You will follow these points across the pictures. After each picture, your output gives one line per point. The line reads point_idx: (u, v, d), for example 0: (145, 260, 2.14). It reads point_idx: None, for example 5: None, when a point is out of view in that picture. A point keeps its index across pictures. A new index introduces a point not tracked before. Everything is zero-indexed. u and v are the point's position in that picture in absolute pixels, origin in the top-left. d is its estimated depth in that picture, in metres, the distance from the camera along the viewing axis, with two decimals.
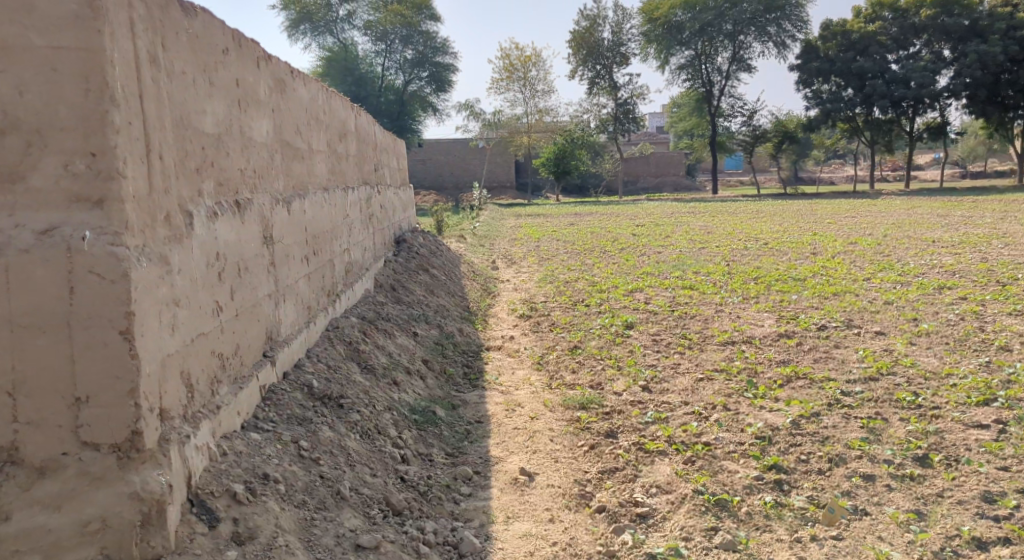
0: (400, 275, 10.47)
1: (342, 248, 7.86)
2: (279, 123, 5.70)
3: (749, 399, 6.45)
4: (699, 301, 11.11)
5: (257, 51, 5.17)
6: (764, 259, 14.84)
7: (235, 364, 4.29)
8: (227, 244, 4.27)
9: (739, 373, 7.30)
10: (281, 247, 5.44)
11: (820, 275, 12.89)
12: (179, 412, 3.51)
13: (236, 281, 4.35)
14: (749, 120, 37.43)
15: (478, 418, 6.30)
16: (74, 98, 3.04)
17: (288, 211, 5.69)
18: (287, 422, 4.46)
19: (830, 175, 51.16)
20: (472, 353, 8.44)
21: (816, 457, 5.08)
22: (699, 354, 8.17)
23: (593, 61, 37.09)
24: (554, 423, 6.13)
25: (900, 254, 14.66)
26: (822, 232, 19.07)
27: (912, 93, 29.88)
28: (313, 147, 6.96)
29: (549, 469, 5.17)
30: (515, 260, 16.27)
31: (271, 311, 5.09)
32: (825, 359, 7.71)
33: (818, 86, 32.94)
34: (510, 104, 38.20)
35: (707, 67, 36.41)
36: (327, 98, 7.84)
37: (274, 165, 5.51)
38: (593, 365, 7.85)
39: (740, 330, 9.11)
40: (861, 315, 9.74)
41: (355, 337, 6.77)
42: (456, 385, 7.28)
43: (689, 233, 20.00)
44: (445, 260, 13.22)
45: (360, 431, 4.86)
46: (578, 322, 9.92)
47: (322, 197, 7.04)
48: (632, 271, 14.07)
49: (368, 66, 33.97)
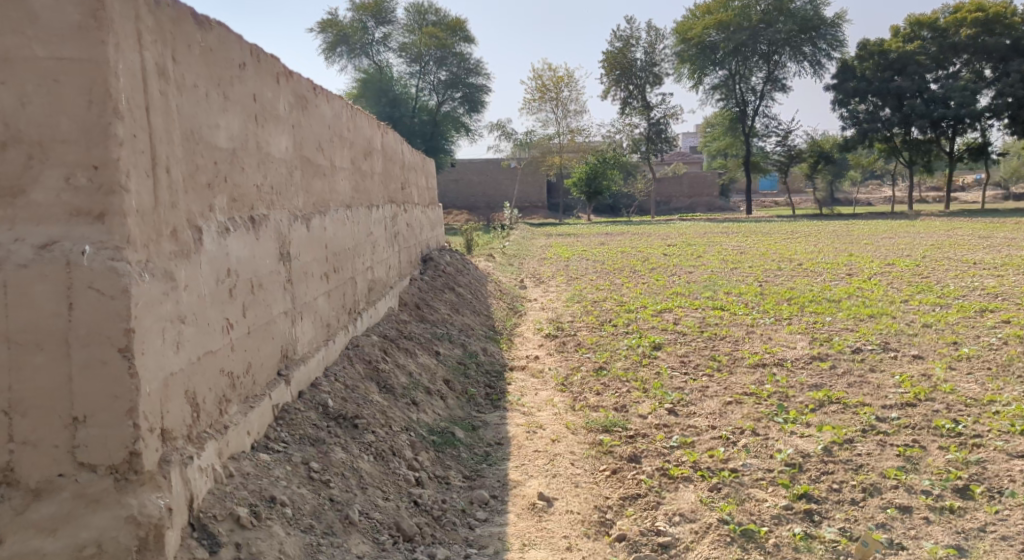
0: (425, 294, 10.38)
1: (365, 266, 7.78)
2: (300, 139, 5.64)
3: (778, 423, 6.24)
4: (729, 322, 10.89)
5: (276, 66, 5.12)
6: (798, 280, 14.56)
7: (246, 383, 4.19)
8: (241, 260, 4.18)
9: (769, 397, 7.09)
10: (299, 265, 5.36)
11: (856, 296, 12.61)
12: (184, 432, 3.44)
13: (249, 299, 4.26)
14: (784, 140, 37.08)
15: (498, 440, 6.15)
16: (77, 110, 3.02)
17: (307, 228, 5.61)
18: (299, 443, 4.35)
19: (867, 196, 50.46)
20: (495, 373, 8.31)
21: (849, 486, 4.88)
22: (728, 376, 7.96)
23: (625, 81, 37.00)
24: (575, 447, 5.97)
25: (940, 276, 14.32)
26: (858, 253, 18.73)
27: (952, 113, 29.45)
28: (336, 165, 6.90)
29: (568, 494, 5.01)
30: (544, 279, 16.14)
31: (287, 329, 5.00)
32: (860, 383, 7.48)
33: (855, 106, 32.57)
34: (542, 124, 38.24)
35: (741, 86, 36.16)
36: (353, 116, 7.80)
37: (293, 182, 5.43)
38: (618, 386, 7.68)
39: (771, 352, 8.89)
40: (898, 338, 9.46)
41: (374, 355, 6.68)
42: (477, 405, 7.15)
43: (721, 253, 19.74)
44: (472, 279, 13.12)
45: (374, 453, 4.74)
46: (605, 342, 9.75)
47: (344, 215, 6.97)
48: (663, 291, 13.87)
49: (402, 88, 34.14)
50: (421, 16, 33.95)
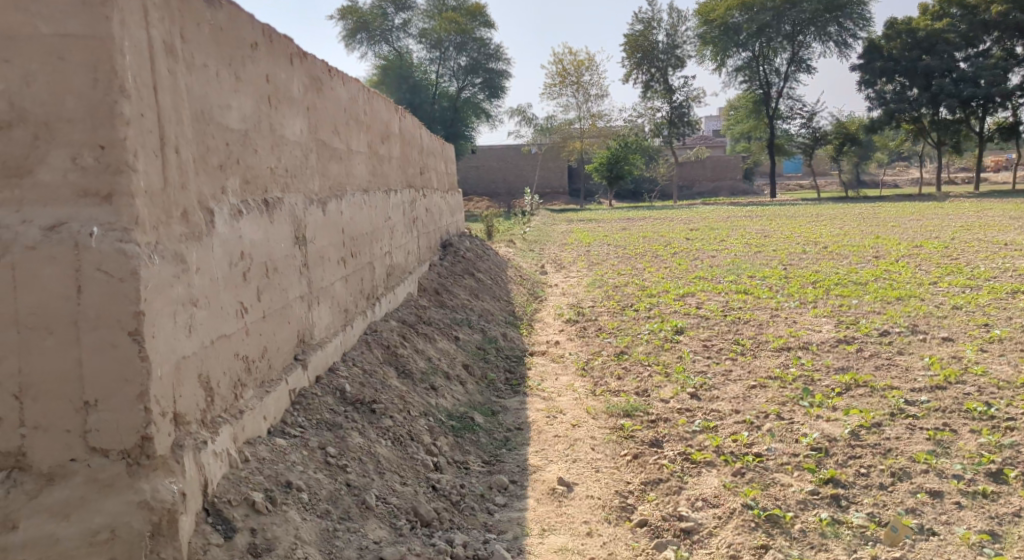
0: (445, 280, 10.32)
1: (383, 251, 7.73)
2: (314, 122, 5.57)
3: (804, 407, 6.13)
4: (753, 305, 10.75)
5: (290, 47, 5.04)
6: (824, 263, 14.36)
7: (262, 367, 4.14)
8: (255, 243, 4.13)
9: (794, 380, 6.96)
10: (315, 249, 5.30)
11: (883, 278, 12.41)
12: (198, 416, 3.38)
13: (264, 282, 4.21)
14: (808, 122, 36.61)
15: (517, 425, 6.09)
16: (82, 88, 3.01)
17: (323, 211, 5.56)
18: (316, 427, 4.30)
19: (894, 178, 49.78)
20: (515, 358, 8.24)
21: (877, 471, 4.79)
22: (752, 360, 7.85)
23: (647, 64, 36.67)
24: (596, 432, 5.89)
25: (969, 258, 14.07)
26: (884, 235, 18.45)
27: (982, 92, 28.91)
28: (352, 148, 6.83)
29: (589, 479, 4.94)
30: (564, 264, 16.02)
31: (304, 313, 4.95)
32: (888, 366, 7.34)
33: (882, 86, 32.08)
34: (563, 109, 38.02)
35: (765, 68, 35.73)
36: (369, 99, 7.73)
37: (309, 165, 5.37)
38: (640, 371, 7.59)
39: (796, 335, 8.76)
40: (926, 320, 9.30)
41: (393, 340, 6.63)
42: (496, 390, 7.09)
43: (745, 236, 19.53)
44: (492, 264, 13.04)
45: (392, 437, 4.69)
46: (626, 326, 9.65)
47: (361, 199, 6.91)
48: (685, 275, 13.73)
49: (423, 74, 33.91)
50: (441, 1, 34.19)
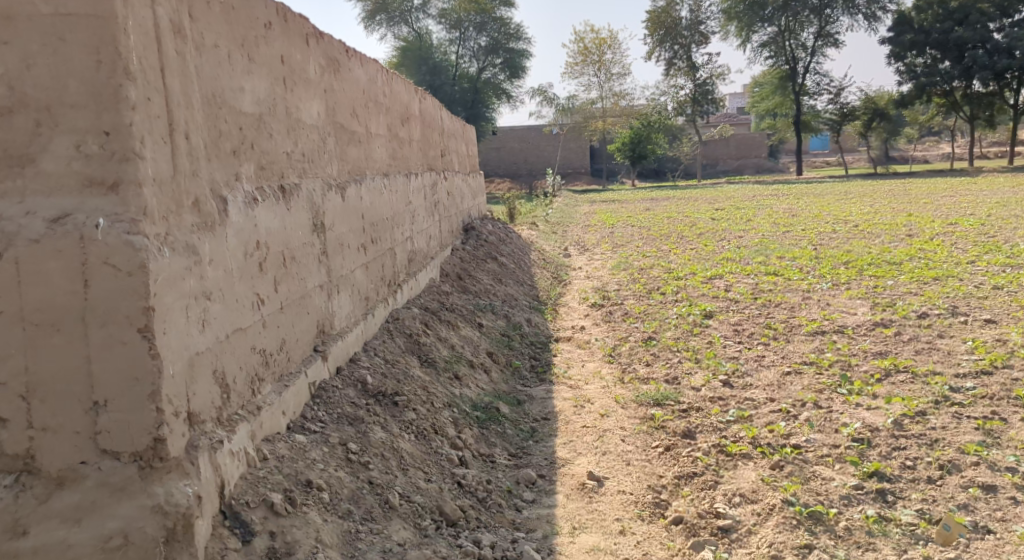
0: (467, 265, 10.14)
1: (404, 236, 7.57)
2: (332, 104, 5.40)
3: (842, 395, 5.92)
4: (784, 287, 10.49)
5: (306, 27, 4.86)
6: (855, 243, 14.04)
7: (281, 360, 3.98)
8: (272, 232, 3.96)
9: (831, 366, 6.74)
10: (334, 236, 5.14)
11: (917, 258, 12.09)
12: (213, 415, 3.24)
13: (282, 272, 4.05)
14: (835, 98, 35.95)
15: (544, 415, 5.93)
16: (85, 71, 2.88)
17: (342, 197, 5.39)
18: (337, 423, 4.15)
19: (922, 154, 48.90)
20: (541, 345, 8.07)
21: (924, 463, 4.61)
22: (785, 345, 7.62)
23: (670, 42, 36.14)
24: (626, 422, 5.72)
25: (1007, 235, 13.69)
26: (916, 213, 18.05)
27: (1016, 64, 28.22)
28: (371, 131, 6.65)
29: (620, 474, 4.77)
30: (588, 247, 15.81)
31: (323, 303, 4.79)
32: (928, 351, 7.08)
33: (912, 60, 31.39)
34: (585, 88, 37.61)
35: (790, 43, 35.09)
36: (388, 81, 7.54)
37: (327, 149, 5.20)
38: (669, 357, 7.39)
39: (830, 318, 8.51)
40: (966, 301, 9.01)
41: (415, 328, 6.48)
42: (522, 378, 6.93)
43: (771, 216, 19.18)
44: (515, 248, 12.84)
45: (416, 431, 4.53)
46: (653, 311, 9.43)
47: (381, 184, 6.74)
48: (712, 257, 13.47)
49: (442, 55, 33.68)
50: None
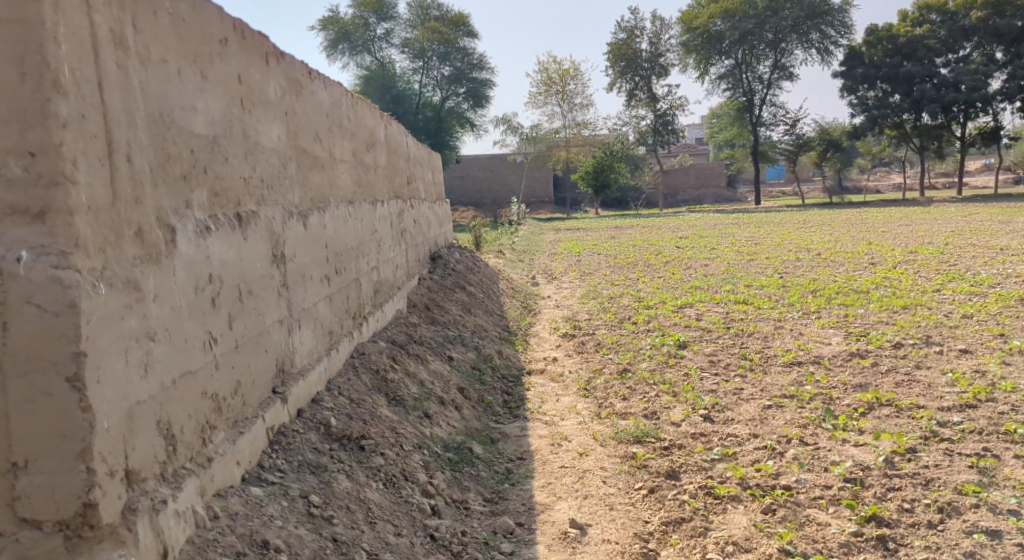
0: (435, 295, 9.82)
1: (370, 266, 7.24)
2: (293, 128, 5.08)
3: (828, 431, 5.69)
4: (755, 316, 10.31)
5: (265, 45, 4.55)
6: (820, 271, 13.97)
7: (235, 405, 3.63)
8: (227, 264, 3.63)
9: (813, 400, 6.50)
10: (295, 267, 4.80)
11: (884, 286, 12.02)
12: (156, 470, 2.89)
13: (237, 307, 3.70)
14: (792, 128, 36.37)
15: (520, 455, 5.61)
16: (9, 84, 2.58)
17: (304, 226, 5.05)
18: (298, 472, 3.82)
19: (877, 183, 49.70)
20: (512, 379, 7.76)
21: (922, 506, 4.43)
22: (763, 377, 7.39)
23: (631, 73, 36.37)
24: (606, 462, 5.41)
25: (968, 264, 13.71)
26: (877, 241, 18.11)
27: (963, 97, 28.80)
28: (335, 156, 6.34)
29: (603, 520, 4.51)
30: (556, 275, 15.58)
31: (282, 340, 4.45)
32: (909, 383, 6.88)
33: (864, 93, 31.83)
34: (548, 118, 37.59)
35: (748, 75, 35.51)
36: (353, 105, 7.23)
37: (287, 175, 4.88)
38: (646, 390, 7.11)
39: (806, 348, 8.31)
40: (938, 330, 8.88)
41: (382, 364, 6.13)
42: (495, 415, 6.60)
43: (735, 244, 19.13)
44: (483, 276, 12.55)
45: (383, 479, 4.19)
46: (626, 341, 9.17)
47: (346, 211, 6.42)
48: (680, 285, 13.29)
49: (405, 84, 33.56)
50: (424, 11, 33.76)
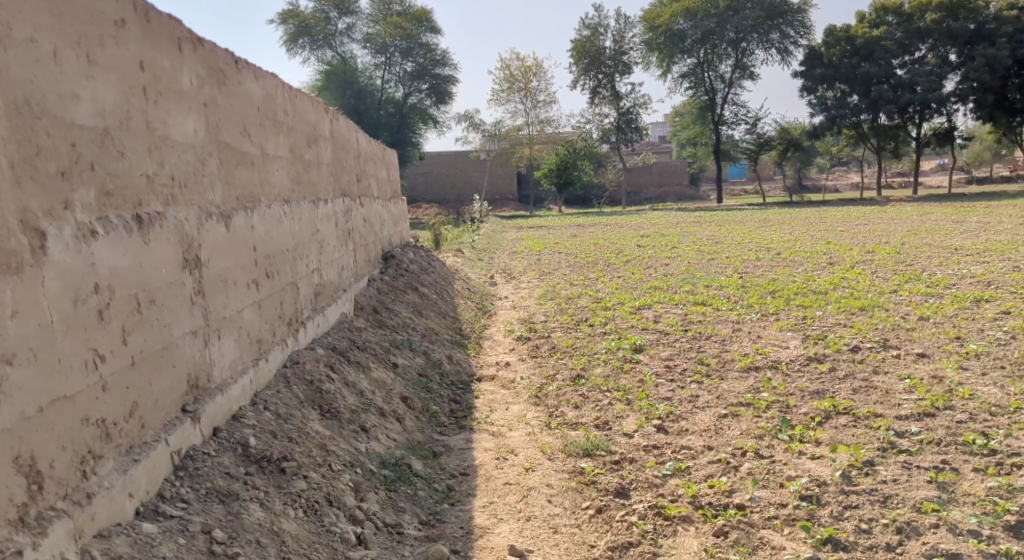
0: (384, 296, 9.45)
1: (310, 268, 6.88)
2: (214, 120, 4.76)
3: (784, 443, 5.44)
4: (713, 318, 10.09)
5: (179, 31, 4.24)
6: (779, 271, 13.83)
7: (129, 428, 3.37)
8: (122, 273, 3.39)
9: (769, 408, 6.26)
10: (214, 272, 4.49)
11: (842, 287, 11.88)
12: (12, 515, 2.73)
13: (134, 320, 3.45)
14: (753, 127, 36.43)
15: (462, 470, 5.30)
16: None
17: (226, 228, 4.74)
18: (204, 503, 3.53)
19: (835, 183, 50.24)
20: (461, 385, 7.43)
21: (880, 527, 4.18)
22: (720, 383, 7.13)
23: (595, 70, 36.16)
24: (553, 477, 5.11)
25: (924, 264, 13.65)
26: (835, 241, 18.08)
27: (919, 98, 28.99)
28: (268, 152, 5.98)
29: (546, 546, 4.28)
30: (515, 275, 15.27)
31: (196, 353, 4.15)
32: (867, 389, 6.67)
33: (823, 93, 31.95)
34: (511, 115, 37.24)
35: (709, 74, 35.51)
36: (291, 99, 6.86)
37: (207, 173, 4.57)
38: (599, 398, 6.82)
39: (763, 353, 8.08)
40: (895, 333, 8.71)
41: (318, 373, 5.77)
42: (440, 426, 6.26)
43: (696, 242, 18.96)
44: (438, 277, 12.18)
45: (304, 505, 3.86)
46: (581, 344, 8.88)
47: (281, 210, 6.06)
48: (639, 285, 13.05)
49: (367, 79, 32.99)
50: (386, 5, 33.24)
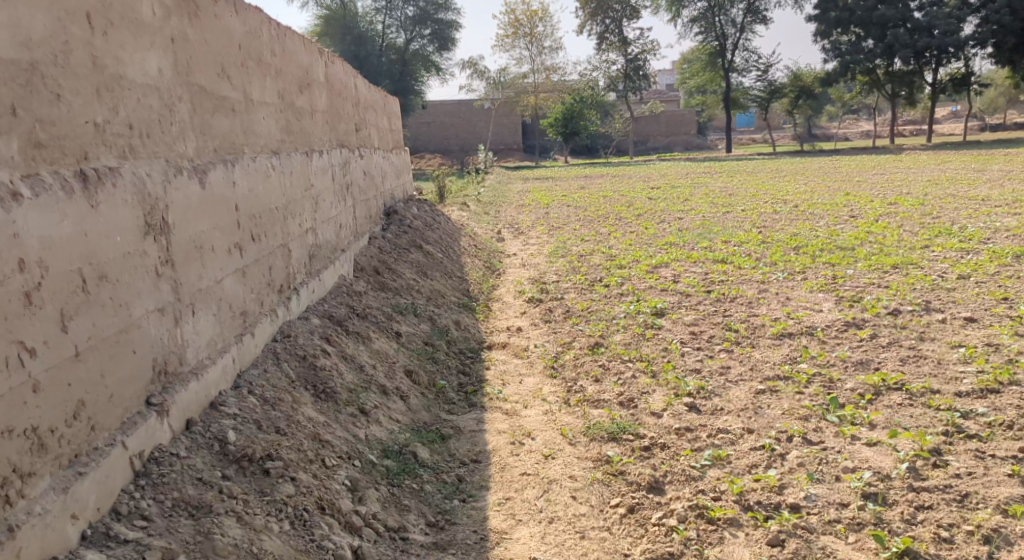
0: (386, 256, 8.79)
1: (303, 228, 6.24)
2: (182, 57, 4.10)
3: (834, 426, 4.78)
4: (736, 278, 9.43)
5: None
6: (800, 225, 13.11)
7: (76, 433, 2.80)
8: (59, 245, 2.80)
9: (810, 383, 5.57)
10: (185, 237, 3.86)
11: (869, 242, 11.19)
12: None
13: (79, 301, 2.85)
14: (764, 74, 35.33)
15: (474, 457, 4.72)
16: None
17: (200, 183, 4.10)
18: (169, 520, 2.93)
19: (845, 131, 49.13)
20: (470, 354, 6.83)
21: (963, 535, 3.66)
22: (752, 352, 6.49)
23: (602, 15, 35.02)
24: (576, 467, 4.52)
25: (951, 216, 12.95)
26: (854, 191, 17.32)
27: (936, 42, 27.98)
28: (251, 97, 5.30)
29: (572, 556, 3.75)
30: (523, 229, 14.60)
31: (165, 334, 3.55)
32: (917, 360, 6.01)
33: (837, 37, 30.84)
34: (516, 62, 36.13)
35: (721, 18, 34.34)
36: (279, 37, 6.15)
37: (173, 120, 3.93)
38: (621, 370, 6.21)
39: (796, 317, 7.41)
40: (935, 294, 8.05)
41: (312, 347, 5.15)
42: (447, 403, 5.65)
43: (708, 195, 18.21)
44: (443, 233, 11.51)
45: (291, 517, 3.28)
46: (597, 308, 8.26)
47: (268, 164, 5.40)
48: (653, 241, 12.39)
49: (367, 25, 31.84)
50: None
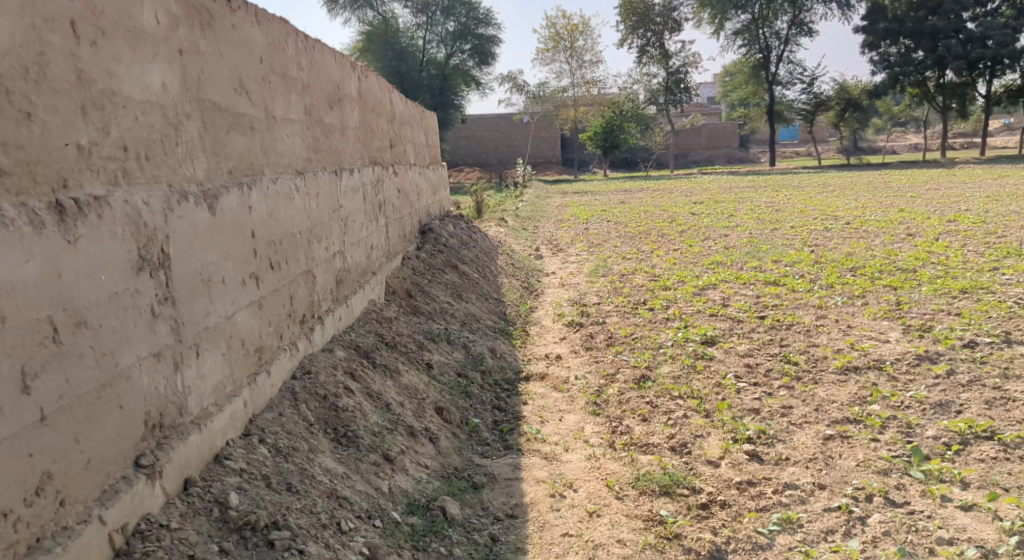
0: (419, 277, 8.35)
1: (330, 250, 5.81)
2: (191, 70, 3.69)
3: (920, 483, 4.20)
4: (790, 302, 8.81)
5: None
6: (853, 244, 12.45)
7: (37, 513, 2.56)
8: (23, 290, 2.56)
9: (886, 429, 4.96)
10: (190, 269, 3.46)
11: (932, 263, 10.51)
12: None
13: (46, 358, 2.61)
14: (809, 86, 34.50)
15: (510, 512, 4.23)
16: None
17: (209, 209, 3.68)
18: None
19: (892, 144, 47.94)
20: (507, 387, 6.35)
21: None
22: (816, 389, 5.89)
23: (643, 28, 34.47)
24: (625, 529, 4.03)
25: (1017, 235, 12.20)
26: (908, 208, 16.56)
27: (990, 53, 27.02)
28: (275, 114, 4.91)
29: None
30: (562, 246, 14.09)
31: (163, 383, 3.16)
32: (1005, 403, 5.36)
33: (886, 49, 29.92)
34: (556, 76, 35.68)
35: (765, 31, 33.52)
36: (307, 49, 5.76)
37: (179, 140, 3.53)
38: (671, 408, 5.66)
39: (861, 349, 6.80)
40: (1012, 323, 7.38)
41: (334, 383, 4.71)
42: (481, 445, 5.16)
43: (755, 210, 17.54)
44: (480, 251, 11.04)
45: None
46: (642, 334, 7.73)
47: (292, 184, 4.98)
48: (699, 260, 11.81)
49: (409, 39, 31.31)
50: None
